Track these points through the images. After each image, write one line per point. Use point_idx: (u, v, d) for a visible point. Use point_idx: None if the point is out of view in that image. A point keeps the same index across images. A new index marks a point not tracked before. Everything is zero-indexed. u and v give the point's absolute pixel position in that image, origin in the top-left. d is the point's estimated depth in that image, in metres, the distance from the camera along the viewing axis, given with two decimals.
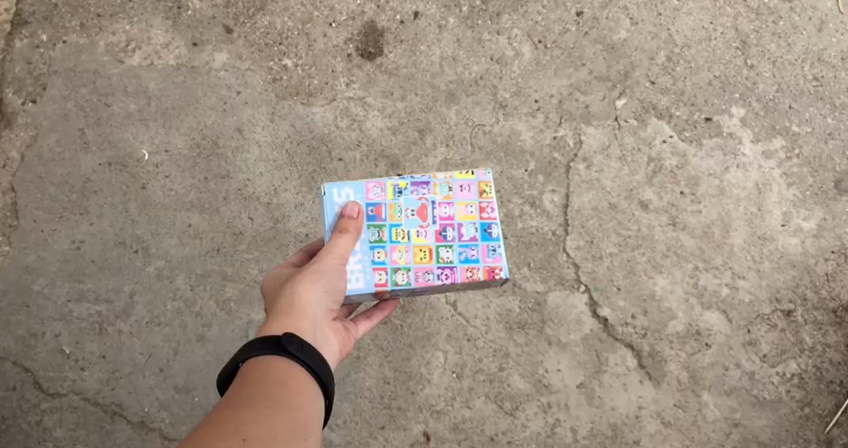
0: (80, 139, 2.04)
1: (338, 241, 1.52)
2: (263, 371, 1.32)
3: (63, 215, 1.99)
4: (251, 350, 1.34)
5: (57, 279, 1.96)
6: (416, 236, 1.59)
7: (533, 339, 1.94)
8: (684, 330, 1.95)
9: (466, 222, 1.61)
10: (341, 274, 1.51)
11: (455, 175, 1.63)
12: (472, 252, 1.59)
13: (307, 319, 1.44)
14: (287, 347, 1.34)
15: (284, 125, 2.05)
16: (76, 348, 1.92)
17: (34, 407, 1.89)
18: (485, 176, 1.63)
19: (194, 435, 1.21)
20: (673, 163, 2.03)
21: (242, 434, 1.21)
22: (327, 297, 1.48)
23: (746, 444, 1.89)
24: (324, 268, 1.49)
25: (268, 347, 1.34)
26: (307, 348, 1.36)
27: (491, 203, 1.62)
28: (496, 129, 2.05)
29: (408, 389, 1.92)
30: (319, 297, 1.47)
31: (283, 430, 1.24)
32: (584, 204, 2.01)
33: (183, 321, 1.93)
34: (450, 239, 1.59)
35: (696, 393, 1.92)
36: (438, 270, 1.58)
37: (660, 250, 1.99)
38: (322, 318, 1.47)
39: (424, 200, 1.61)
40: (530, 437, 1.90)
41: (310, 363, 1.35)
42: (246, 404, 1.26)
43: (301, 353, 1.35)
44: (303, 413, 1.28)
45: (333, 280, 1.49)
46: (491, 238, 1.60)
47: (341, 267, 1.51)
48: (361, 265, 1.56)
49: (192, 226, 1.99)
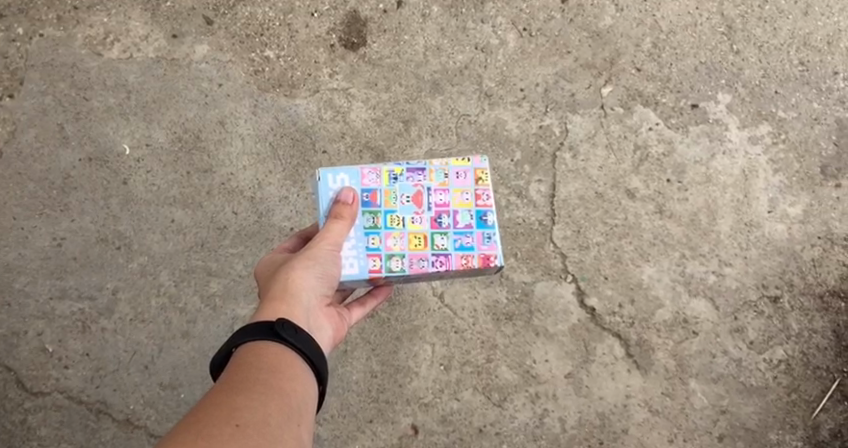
0: (59, 135, 2.00)
1: (333, 226, 1.50)
2: (255, 358, 1.30)
3: (44, 212, 1.96)
4: (244, 336, 1.33)
5: (38, 277, 1.93)
6: (411, 223, 1.58)
7: (520, 329, 1.93)
8: (671, 318, 1.95)
9: (462, 209, 1.59)
10: (334, 261, 1.49)
11: (451, 162, 1.62)
12: (467, 239, 1.58)
13: (302, 304, 1.42)
14: (280, 332, 1.33)
15: (267, 117, 2.03)
16: (59, 346, 1.89)
17: (17, 406, 1.86)
18: (481, 164, 1.62)
19: (185, 422, 1.17)
20: (659, 150, 2.03)
21: (235, 419, 1.18)
22: (320, 284, 1.47)
23: (734, 431, 1.89)
24: (318, 254, 1.47)
25: (262, 332, 1.33)
26: (300, 334, 1.35)
27: (487, 191, 1.61)
28: (481, 119, 2.03)
29: (396, 382, 1.90)
30: (312, 283, 1.45)
31: (276, 415, 1.22)
32: (570, 193, 2.00)
33: (167, 318, 1.91)
34: (445, 226, 1.58)
35: (684, 381, 1.92)
36: (433, 257, 1.56)
37: (647, 239, 1.98)
38: (315, 304, 1.45)
39: (419, 186, 1.60)
40: (518, 428, 1.89)
41: (302, 349, 1.34)
42: (238, 391, 1.23)
43: (294, 338, 1.33)
44: (295, 399, 1.26)
45: (327, 267, 1.48)
46: (486, 226, 1.59)
47: (335, 254, 1.49)
48: (356, 251, 1.54)
49: (175, 221, 1.96)
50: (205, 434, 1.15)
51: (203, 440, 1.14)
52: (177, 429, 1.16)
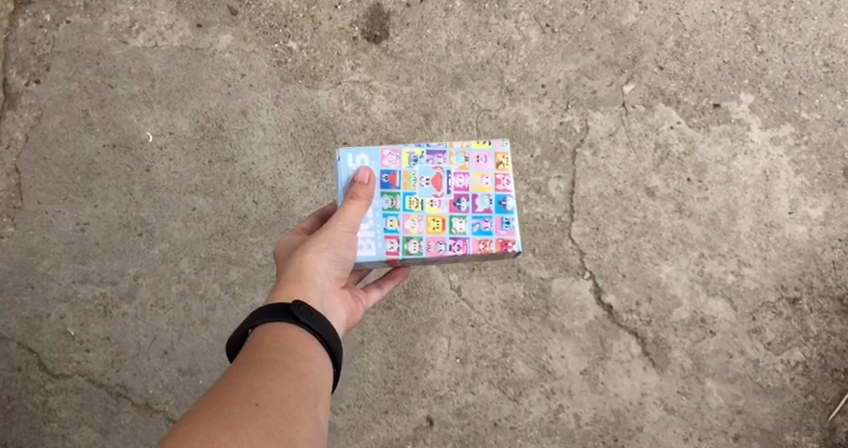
0: (84, 121, 2.02)
1: (348, 206, 1.51)
2: (273, 338, 1.31)
3: (68, 197, 1.98)
4: (262, 316, 1.35)
5: (61, 261, 1.95)
6: (430, 206, 1.58)
7: (537, 325, 1.94)
8: (688, 317, 1.94)
9: (481, 193, 1.60)
10: (350, 244, 1.51)
11: (472, 145, 1.62)
12: (485, 224, 1.58)
13: (314, 288, 1.44)
14: (295, 314, 1.34)
15: (288, 108, 2.04)
16: (81, 330, 1.92)
17: (39, 388, 1.89)
18: (502, 147, 1.62)
19: (206, 401, 1.20)
20: (680, 149, 2.02)
21: (255, 399, 1.20)
22: (333, 267, 1.48)
23: (749, 432, 1.89)
24: (332, 237, 1.48)
25: (277, 312, 1.35)
26: (315, 315, 1.36)
27: (507, 175, 1.61)
28: (502, 114, 2.04)
29: (412, 374, 1.92)
30: (325, 266, 1.47)
31: (295, 396, 1.23)
32: (590, 190, 2.00)
33: (187, 304, 1.94)
34: (464, 210, 1.59)
35: (700, 381, 1.92)
36: (450, 241, 1.57)
37: (667, 237, 1.98)
38: (329, 288, 1.47)
39: (439, 169, 1.60)
40: (533, 423, 1.90)
41: (316, 330, 1.35)
42: (257, 369, 1.25)
43: (310, 321, 1.35)
44: (312, 380, 1.27)
45: (341, 249, 1.49)
46: (505, 211, 1.59)
47: (351, 237, 1.51)
48: (374, 233, 1.56)
49: (197, 210, 1.98)
50: (225, 412, 1.17)
51: (224, 419, 1.16)
52: (198, 407, 1.18)
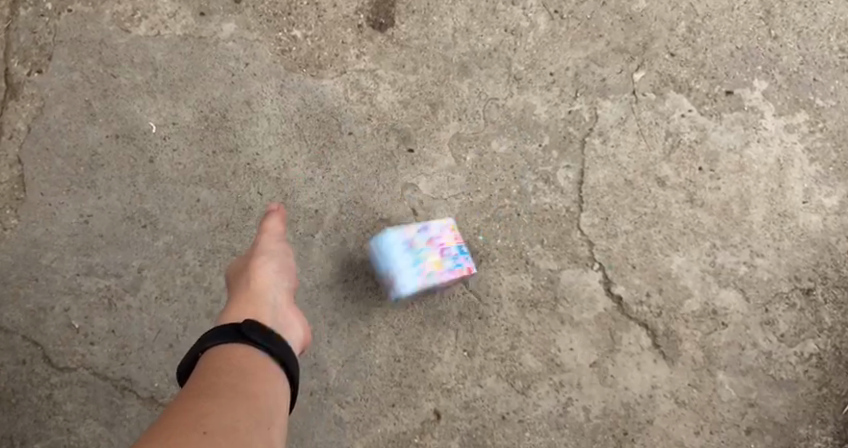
0: (87, 111, 1.99)
1: (265, 230, 1.77)
2: (227, 357, 1.46)
3: (71, 188, 1.96)
4: (214, 340, 1.49)
5: (65, 253, 1.93)
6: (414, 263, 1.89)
7: (545, 317, 1.91)
8: (700, 309, 1.91)
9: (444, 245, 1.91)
10: (284, 265, 1.73)
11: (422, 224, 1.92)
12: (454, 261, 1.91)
13: (268, 302, 1.65)
14: (246, 333, 1.51)
15: (292, 98, 2.01)
16: (85, 322, 1.90)
17: (43, 381, 1.88)
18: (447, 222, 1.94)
19: (153, 432, 1.26)
20: (692, 137, 1.99)
21: (203, 426, 1.28)
22: (281, 284, 1.70)
23: (761, 425, 1.86)
24: (266, 262, 1.71)
25: (228, 333, 1.51)
26: (267, 335, 1.53)
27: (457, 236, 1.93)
28: (509, 103, 2.01)
29: (419, 367, 1.89)
30: (271, 284, 1.68)
31: (245, 421, 1.32)
32: (599, 180, 1.97)
33: (192, 297, 1.92)
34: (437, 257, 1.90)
35: (711, 373, 1.89)
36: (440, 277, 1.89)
37: (677, 228, 1.95)
38: (280, 302, 1.67)
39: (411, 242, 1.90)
40: (541, 416, 1.87)
41: (268, 346, 1.51)
42: (206, 397, 1.34)
43: (261, 339, 1.51)
44: (262, 402, 1.39)
45: (279, 271, 1.71)
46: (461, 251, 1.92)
47: (284, 259, 1.74)
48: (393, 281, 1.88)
49: (201, 201, 1.96)
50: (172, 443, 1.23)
51: None
52: (145, 439, 1.24)
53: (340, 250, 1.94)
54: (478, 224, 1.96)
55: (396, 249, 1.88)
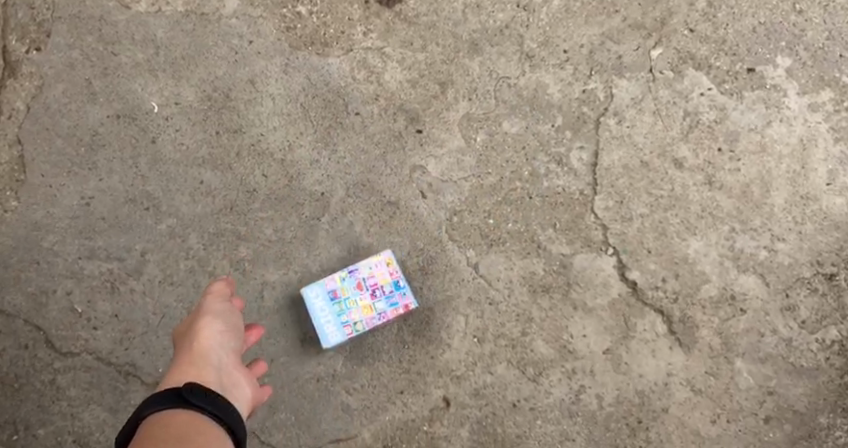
0: (87, 90, 1.94)
1: (215, 289, 1.70)
2: (168, 425, 1.34)
3: (72, 169, 1.91)
4: (153, 405, 1.38)
5: (66, 236, 1.88)
6: (363, 304, 1.82)
7: (557, 303, 1.85)
8: (718, 294, 1.85)
9: (379, 285, 1.83)
10: (234, 325, 1.66)
11: (369, 259, 1.85)
12: (390, 300, 1.83)
13: (211, 364, 1.57)
14: (188, 397, 1.39)
15: (298, 77, 1.96)
16: (87, 307, 1.86)
17: (46, 366, 1.83)
18: (386, 254, 1.85)
19: None
20: (711, 117, 1.92)
21: None
22: (228, 346, 1.62)
23: (781, 414, 1.80)
24: (214, 321, 1.64)
25: (169, 398, 1.39)
26: (211, 398, 1.41)
27: (395, 270, 1.84)
28: (521, 82, 1.95)
29: (428, 354, 1.84)
30: (218, 345, 1.61)
31: None
32: (614, 162, 1.91)
33: (196, 281, 1.87)
34: (377, 299, 1.83)
35: (729, 361, 1.83)
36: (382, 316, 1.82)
37: (695, 211, 1.88)
38: (227, 364, 1.59)
39: (361, 285, 1.83)
40: (553, 404, 1.81)
41: (214, 410, 1.40)
42: None
43: (206, 404, 1.40)
44: None
45: (228, 331, 1.64)
46: (401, 287, 1.83)
47: (233, 319, 1.67)
48: (335, 325, 1.81)
49: (204, 183, 1.90)
50: None
51: None
52: None
53: (346, 234, 1.89)
54: (489, 207, 1.90)
55: (319, 300, 1.82)
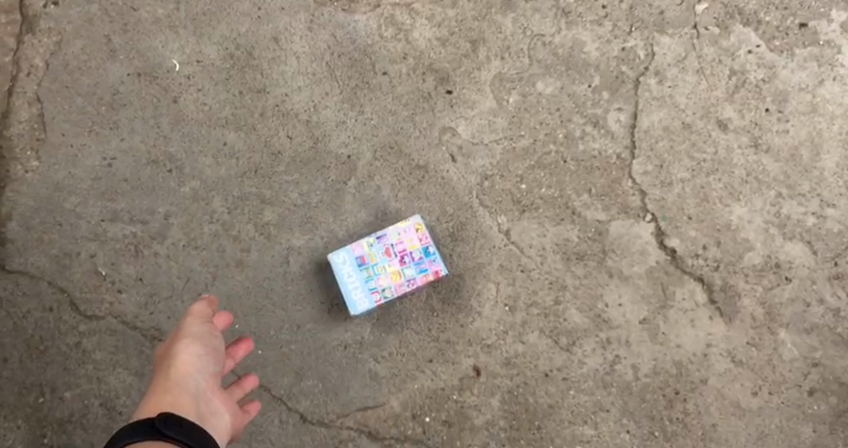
0: (107, 47, 1.89)
1: (198, 308, 1.58)
2: None
3: (93, 129, 1.85)
4: (124, 437, 1.31)
5: (89, 198, 1.82)
6: (391, 270, 1.76)
7: (592, 270, 1.78)
8: (761, 262, 1.77)
9: (408, 251, 1.76)
10: (216, 348, 1.55)
11: (397, 224, 1.78)
12: (418, 266, 1.76)
13: (188, 390, 1.46)
14: (163, 429, 1.32)
15: (323, 34, 1.90)
16: (112, 270, 1.80)
17: (71, 329, 1.77)
18: (415, 219, 1.78)
19: None
20: (759, 75, 1.84)
21: None
22: (210, 370, 1.51)
23: (826, 386, 1.72)
24: (195, 343, 1.52)
25: (142, 429, 1.32)
26: (186, 429, 1.34)
27: (424, 235, 1.77)
28: (557, 40, 1.88)
29: (458, 322, 1.77)
30: (199, 370, 1.50)
31: None
32: (654, 123, 1.83)
33: (220, 245, 1.80)
34: (405, 266, 1.76)
35: (772, 331, 1.75)
36: (410, 283, 1.75)
37: (739, 176, 1.80)
38: (206, 391, 1.49)
39: (389, 250, 1.76)
40: (587, 374, 1.74)
41: (187, 441, 1.33)
42: None
43: (180, 434, 1.33)
44: None
45: (210, 354, 1.53)
46: (430, 253, 1.76)
47: (216, 341, 1.55)
48: (362, 291, 1.74)
49: (228, 145, 1.85)
50: None
51: None
52: None
53: (373, 199, 1.83)
54: (521, 171, 1.82)
55: (346, 266, 1.76)
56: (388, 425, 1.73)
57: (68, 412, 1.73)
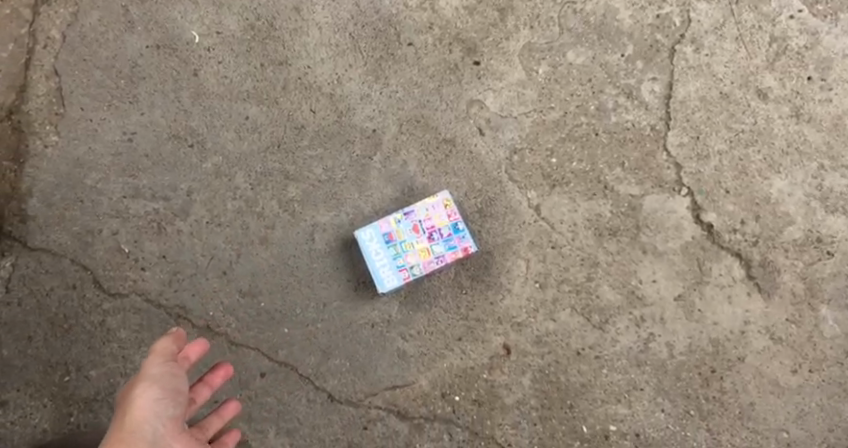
0: (125, 19, 1.86)
1: (158, 349, 1.51)
2: None
3: (112, 103, 1.82)
4: None
5: (110, 174, 1.80)
6: (419, 247, 1.71)
7: (625, 246, 1.72)
8: (802, 237, 1.70)
9: (436, 227, 1.72)
10: (177, 389, 1.47)
11: (425, 200, 1.73)
12: (447, 243, 1.71)
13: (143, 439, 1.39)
14: None
15: (346, 5, 1.86)
16: (135, 247, 1.77)
17: (95, 307, 1.75)
18: (443, 194, 1.74)
19: None
20: (800, 42, 1.77)
21: None
22: (169, 414, 1.44)
23: None
24: (152, 387, 1.44)
25: None
26: None
27: (453, 211, 1.72)
28: (588, 7, 1.81)
29: (487, 300, 1.72)
30: (156, 417, 1.42)
31: None
32: (690, 94, 1.76)
33: (244, 222, 1.77)
34: (434, 242, 1.71)
35: (813, 308, 1.68)
36: (439, 260, 1.70)
37: (779, 147, 1.73)
38: (164, 439, 1.41)
39: (417, 226, 1.72)
40: (621, 353, 1.69)
41: None
42: None
43: None
44: None
45: (168, 397, 1.45)
46: (459, 230, 1.71)
47: (177, 382, 1.47)
48: (389, 268, 1.70)
49: (250, 119, 1.81)
50: None
51: None
52: None
53: (399, 174, 1.78)
54: (552, 144, 1.77)
55: (374, 243, 1.71)
56: (416, 404, 1.70)
57: (94, 391, 1.72)
